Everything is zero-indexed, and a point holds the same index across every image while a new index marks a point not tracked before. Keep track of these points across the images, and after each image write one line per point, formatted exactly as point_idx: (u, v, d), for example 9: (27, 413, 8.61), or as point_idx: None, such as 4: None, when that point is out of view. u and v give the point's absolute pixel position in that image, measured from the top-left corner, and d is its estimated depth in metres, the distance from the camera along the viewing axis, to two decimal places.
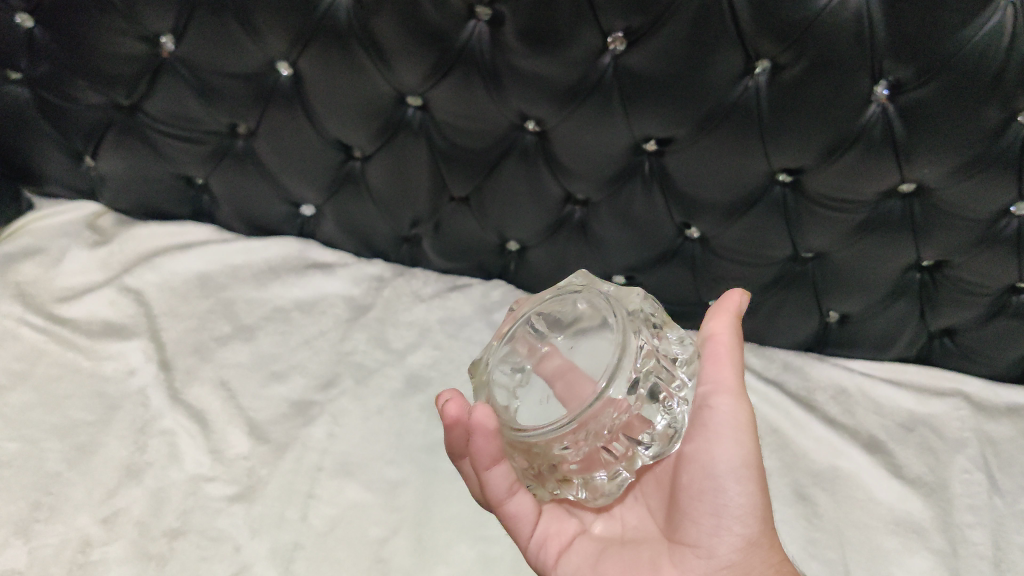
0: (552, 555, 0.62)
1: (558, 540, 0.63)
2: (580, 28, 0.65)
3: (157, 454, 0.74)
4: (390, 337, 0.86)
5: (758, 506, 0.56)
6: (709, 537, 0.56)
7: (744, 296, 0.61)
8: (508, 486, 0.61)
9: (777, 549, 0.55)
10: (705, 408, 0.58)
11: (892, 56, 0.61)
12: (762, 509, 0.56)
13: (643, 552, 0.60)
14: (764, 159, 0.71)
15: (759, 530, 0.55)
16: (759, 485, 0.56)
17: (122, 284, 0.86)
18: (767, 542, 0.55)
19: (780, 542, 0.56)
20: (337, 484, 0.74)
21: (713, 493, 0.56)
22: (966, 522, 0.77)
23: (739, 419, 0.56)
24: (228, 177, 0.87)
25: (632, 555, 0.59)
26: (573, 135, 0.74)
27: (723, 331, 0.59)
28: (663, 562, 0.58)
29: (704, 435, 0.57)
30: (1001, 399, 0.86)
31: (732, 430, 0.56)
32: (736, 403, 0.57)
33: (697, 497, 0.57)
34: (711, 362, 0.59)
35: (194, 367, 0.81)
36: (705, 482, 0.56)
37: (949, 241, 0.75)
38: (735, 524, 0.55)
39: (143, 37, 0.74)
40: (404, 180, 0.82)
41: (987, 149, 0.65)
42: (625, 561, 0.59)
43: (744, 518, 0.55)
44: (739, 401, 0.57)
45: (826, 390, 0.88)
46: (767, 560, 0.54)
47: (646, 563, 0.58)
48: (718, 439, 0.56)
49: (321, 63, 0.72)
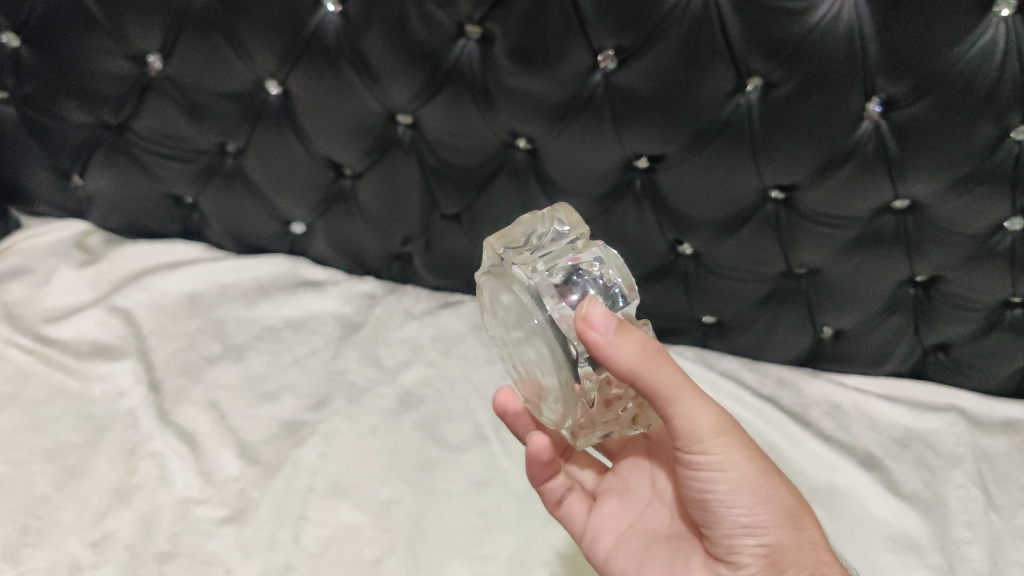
0: (603, 551, 0.62)
1: (608, 536, 0.62)
2: (570, 46, 0.64)
3: (147, 476, 0.73)
4: (381, 355, 0.85)
5: (769, 513, 0.53)
6: (730, 554, 0.54)
7: (597, 328, 0.46)
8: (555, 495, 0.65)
9: (807, 544, 0.53)
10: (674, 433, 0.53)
11: (885, 73, 0.61)
12: (775, 511, 0.53)
13: (681, 551, 0.58)
14: (757, 177, 0.71)
15: (782, 532, 0.53)
16: (765, 493, 0.53)
17: (111, 304, 0.86)
18: (794, 541, 0.53)
19: (809, 532, 0.54)
20: (329, 506, 0.73)
21: (719, 522, 0.54)
22: (963, 539, 0.76)
23: (716, 457, 0.53)
24: (217, 196, 0.87)
25: (672, 554, 0.58)
26: (565, 152, 0.73)
27: (625, 368, 0.47)
28: (695, 562, 0.56)
29: (692, 475, 0.54)
30: (996, 414, 0.86)
31: (711, 465, 0.53)
32: (697, 418, 0.52)
33: (710, 525, 0.55)
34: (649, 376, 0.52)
35: (184, 387, 0.81)
36: (711, 512, 0.54)
37: (943, 257, 0.74)
38: (749, 541, 0.53)
39: (130, 56, 0.74)
40: (395, 198, 0.82)
41: (981, 165, 0.65)
42: (666, 561, 0.58)
43: (755, 531, 0.53)
44: (702, 429, 0.53)
45: (820, 405, 0.88)
46: (802, 564, 0.52)
47: (679, 564, 0.57)
48: (710, 477, 0.53)
49: (311, 81, 0.72)
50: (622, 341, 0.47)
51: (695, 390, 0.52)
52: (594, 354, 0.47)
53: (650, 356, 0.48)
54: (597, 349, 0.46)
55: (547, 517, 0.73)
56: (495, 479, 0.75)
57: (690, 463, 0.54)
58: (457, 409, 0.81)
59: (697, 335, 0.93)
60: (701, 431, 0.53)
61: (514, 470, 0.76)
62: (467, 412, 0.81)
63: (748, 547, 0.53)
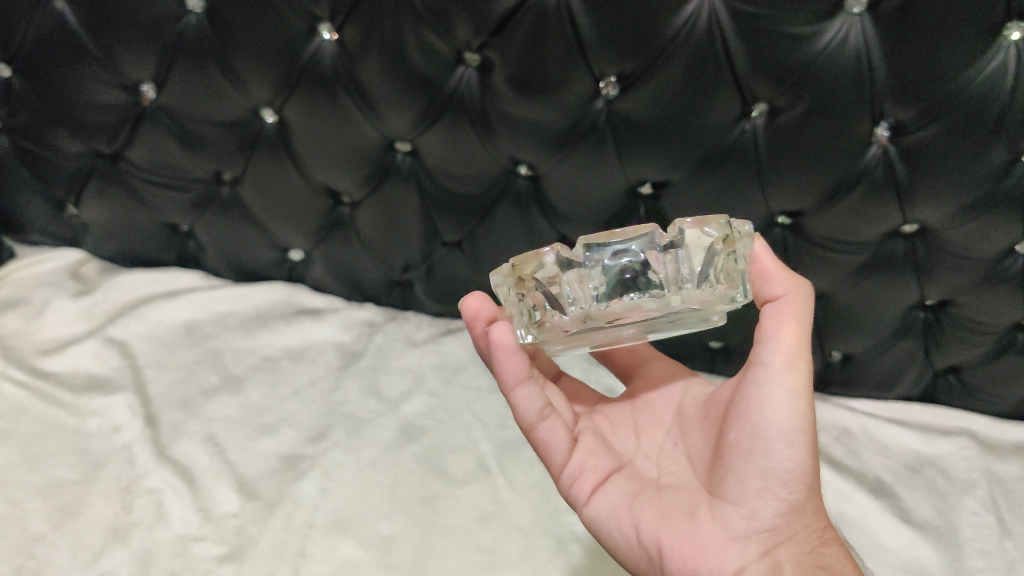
0: (585, 490, 0.59)
1: (592, 474, 0.59)
2: (570, 73, 0.63)
3: (143, 513, 0.72)
4: (382, 385, 0.84)
5: (809, 470, 0.53)
6: (755, 496, 0.53)
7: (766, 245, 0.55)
8: (539, 407, 0.58)
9: (818, 514, 0.55)
10: (757, 367, 0.54)
11: (894, 99, 0.60)
12: (810, 472, 0.54)
13: (679, 501, 0.56)
14: (764, 203, 0.70)
15: (804, 495, 0.54)
16: (811, 450, 0.53)
17: (106, 335, 0.84)
18: (809, 507, 0.54)
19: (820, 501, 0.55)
20: (329, 542, 0.71)
21: (764, 456, 0.53)
22: (977, 567, 0.74)
23: (797, 385, 0.53)
24: (214, 224, 0.85)
25: (670, 503, 0.56)
26: (566, 179, 0.72)
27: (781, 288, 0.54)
28: (699, 512, 0.55)
29: (757, 393, 0.53)
30: (1008, 437, 0.84)
31: (790, 395, 0.53)
32: (792, 362, 0.53)
33: (743, 458, 0.54)
34: (768, 321, 0.54)
35: (181, 421, 0.79)
36: (756, 444, 0.53)
37: (953, 281, 0.73)
38: (780, 490, 0.53)
39: (122, 86, 0.73)
40: (394, 226, 0.81)
41: (991, 191, 0.64)
42: (661, 506, 0.56)
43: (790, 483, 0.53)
44: (797, 361, 0.53)
45: (830, 431, 0.86)
46: (809, 528, 0.54)
47: (683, 512, 0.56)
48: (774, 401, 0.53)
49: (307, 110, 0.70)
50: (783, 273, 0.55)
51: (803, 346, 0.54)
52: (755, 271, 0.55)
53: (804, 296, 0.55)
54: (760, 270, 0.55)
55: (551, 552, 0.71)
56: (498, 513, 0.74)
57: (762, 380, 0.53)
58: (459, 440, 0.80)
59: (703, 360, 0.91)
60: (795, 357, 0.53)
61: (517, 503, 0.75)
62: (469, 443, 0.79)
63: (775, 493, 0.53)
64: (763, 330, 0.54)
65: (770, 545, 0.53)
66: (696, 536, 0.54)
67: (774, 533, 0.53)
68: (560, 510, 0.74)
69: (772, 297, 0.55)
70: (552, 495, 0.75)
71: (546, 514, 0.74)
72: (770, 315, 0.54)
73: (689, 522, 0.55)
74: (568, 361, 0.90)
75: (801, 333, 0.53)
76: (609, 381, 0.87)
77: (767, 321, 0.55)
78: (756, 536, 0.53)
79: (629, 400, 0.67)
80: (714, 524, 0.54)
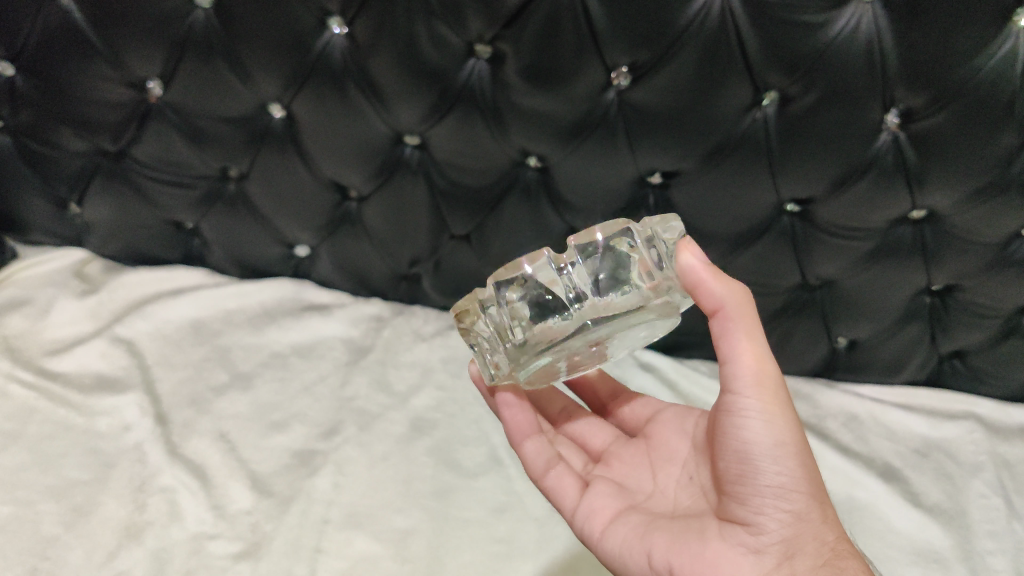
0: (597, 529, 0.60)
1: (605, 513, 0.60)
2: (582, 63, 0.63)
3: (157, 512, 0.72)
4: (392, 380, 0.84)
5: (804, 478, 0.53)
6: (754, 516, 0.53)
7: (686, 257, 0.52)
8: (547, 459, 0.64)
9: (828, 522, 0.54)
10: (728, 391, 0.54)
11: (905, 85, 0.60)
12: (806, 479, 0.53)
13: (689, 524, 0.56)
14: (774, 191, 0.70)
15: (810, 504, 0.53)
16: (800, 458, 0.53)
17: (112, 334, 0.84)
18: (818, 515, 0.54)
19: (831, 510, 0.55)
20: (345, 537, 0.71)
21: (753, 476, 0.53)
22: (988, 549, 0.75)
23: (767, 402, 0.53)
24: (220, 221, 0.85)
25: (679, 527, 0.56)
26: (575, 171, 0.72)
27: (715, 300, 0.52)
28: (710, 534, 0.55)
29: (732, 422, 0.54)
30: (1012, 419, 0.85)
31: (761, 413, 0.53)
32: (756, 378, 0.53)
33: (738, 482, 0.54)
34: (721, 338, 0.54)
35: (191, 420, 0.79)
36: (745, 468, 0.53)
37: (961, 267, 0.73)
38: (780, 502, 0.53)
39: (129, 83, 0.72)
40: (402, 219, 0.80)
41: (1001, 175, 0.64)
42: (674, 532, 0.56)
43: (787, 494, 0.53)
44: (759, 375, 0.53)
45: (838, 416, 0.86)
46: (822, 539, 0.53)
47: (693, 534, 0.55)
48: (750, 424, 0.53)
49: (316, 104, 0.70)
50: (714, 275, 0.52)
51: (759, 351, 0.53)
52: (689, 282, 0.52)
53: (742, 297, 0.53)
54: (694, 280, 0.52)
55: (567, 542, 0.72)
56: (512, 505, 0.74)
57: (735, 406, 0.54)
58: (471, 433, 0.80)
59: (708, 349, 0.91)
60: (756, 372, 0.53)
61: (531, 494, 0.75)
62: (481, 436, 0.80)
63: (776, 506, 0.53)
64: (720, 349, 0.54)
65: (785, 556, 0.52)
66: (706, 553, 0.53)
67: (787, 545, 0.52)
68: None
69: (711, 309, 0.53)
70: None
71: None
72: (721, 331, 0.54)
73: (699, 542, 0.54)
74: None
75: (752, 339, 0.53)
76: (617, 371, 0.88)
77: (721, 339, 0.54)
78: (769, 549, 0.52)
79: (647, 440, 0.68)
80: (724, 543, 0.53)
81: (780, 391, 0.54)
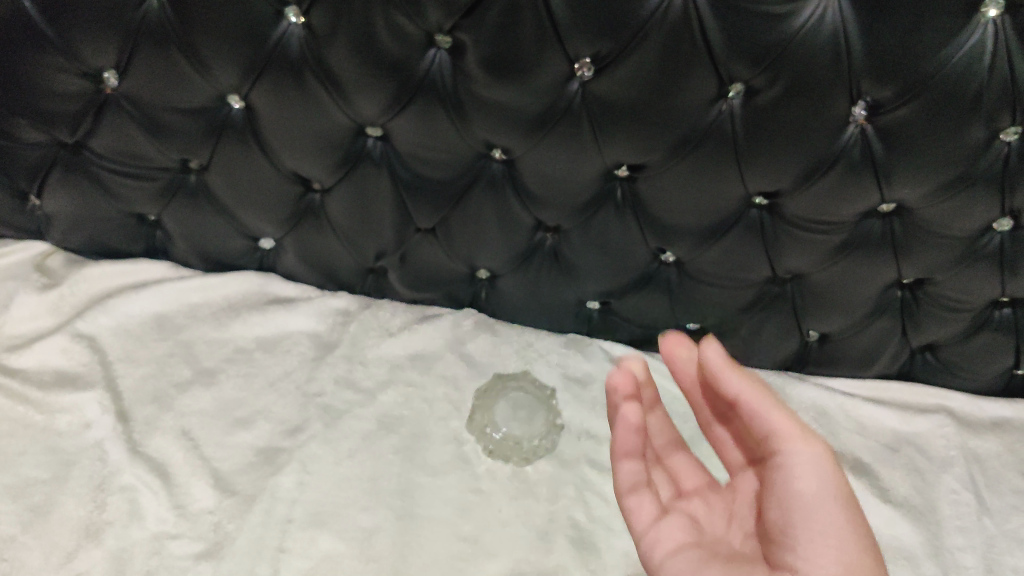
0: (659, 555, 0.61)
1: (668, 544, 0.61)
2: (544, 54, 0.62)
3: (117, 511, 0.71)
4: (359, 376, 0.83)
5: (845, 525, 0.52)
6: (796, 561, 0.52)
7: (716, 352, 0.57)
8: (649, 510, 0.64)
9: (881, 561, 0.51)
10: (775, 461, 0.55)
11: (871, 78, 0.59)
12: (850, 521, 0.52)
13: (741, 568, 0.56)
14: (741, 184, 0.69)
15: (854, 550, 0.51)
16: (846, 509, 0.53)
17: (73, 330, 0.82)
18: (871, 557, 0.51)
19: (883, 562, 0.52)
20: (309, 536, 0.71)
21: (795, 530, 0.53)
22: (956, 545, 0.75)
23: (818, 454, 0.54)
24: (182, 214, 0.83)
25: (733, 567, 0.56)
26: (541, 164, 0.71)
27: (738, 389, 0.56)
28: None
29: (782, 477, 0.54)
30: (985, 414, 0.85)
31: (816, 462, 0.53)
32: (804, 446, 0.54)
33: (787, 529, 0.53)
34: (750, 414, 0.55)
35: (153, 417, 0.78)
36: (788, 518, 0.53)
37: (932, 260, 0.72)
38: (830, 548, 0.51)
39: (84, 74, 0.71)
40: (367, 211, 0.79)
41: (971, 167, 0.64)
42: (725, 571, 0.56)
43: (840, 544, 0.51)
44: (798, 428, 0.54)
45: (808, 412, 0.85)
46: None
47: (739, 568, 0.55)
48: (801, 479, 0.53)
49: (275, 95, 0.69)
50: (754, 389, 0.56)
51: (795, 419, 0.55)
52: (746, 414, 0.56)
53: (798, 427, 0.54)
54: (713, 371, 0.57)
55: (531, 544, 0.72)
56: (477, 504, 0.74)
57: (782, 466, 0.54)
58: (439, 430, 0.79)
59: None
60: (798, 431, 0.54)
61: (497, 493, 0.75)
62: (449, 432, 0.79)
63: (829, 547, 0.51)
64: (755, 425, 0.56)
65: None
66: None
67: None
68: (539, 501, 0.75)
69: (779, 453, 0.54)
70: (531, 488, 0.76)
71: (529, 506, 0.74)
72: (750, 411, 0.55)
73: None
74: (545, 347, 0.87)
75: (785, 409, 0.55)
76: (586, 366, 0.86)
77: (754, 418, 0.55)
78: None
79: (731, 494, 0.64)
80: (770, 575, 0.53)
81: (826, 444, 0.54)
